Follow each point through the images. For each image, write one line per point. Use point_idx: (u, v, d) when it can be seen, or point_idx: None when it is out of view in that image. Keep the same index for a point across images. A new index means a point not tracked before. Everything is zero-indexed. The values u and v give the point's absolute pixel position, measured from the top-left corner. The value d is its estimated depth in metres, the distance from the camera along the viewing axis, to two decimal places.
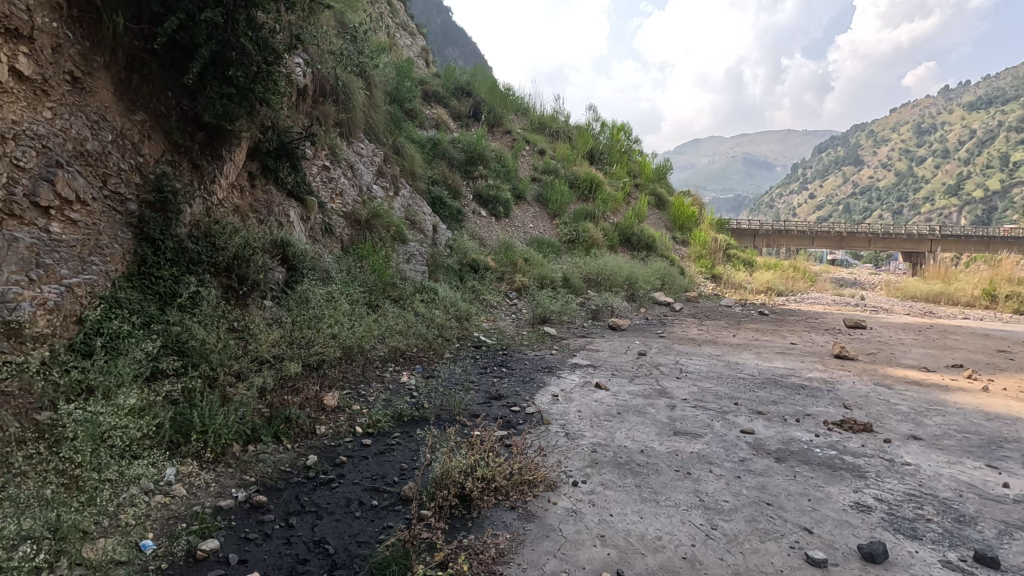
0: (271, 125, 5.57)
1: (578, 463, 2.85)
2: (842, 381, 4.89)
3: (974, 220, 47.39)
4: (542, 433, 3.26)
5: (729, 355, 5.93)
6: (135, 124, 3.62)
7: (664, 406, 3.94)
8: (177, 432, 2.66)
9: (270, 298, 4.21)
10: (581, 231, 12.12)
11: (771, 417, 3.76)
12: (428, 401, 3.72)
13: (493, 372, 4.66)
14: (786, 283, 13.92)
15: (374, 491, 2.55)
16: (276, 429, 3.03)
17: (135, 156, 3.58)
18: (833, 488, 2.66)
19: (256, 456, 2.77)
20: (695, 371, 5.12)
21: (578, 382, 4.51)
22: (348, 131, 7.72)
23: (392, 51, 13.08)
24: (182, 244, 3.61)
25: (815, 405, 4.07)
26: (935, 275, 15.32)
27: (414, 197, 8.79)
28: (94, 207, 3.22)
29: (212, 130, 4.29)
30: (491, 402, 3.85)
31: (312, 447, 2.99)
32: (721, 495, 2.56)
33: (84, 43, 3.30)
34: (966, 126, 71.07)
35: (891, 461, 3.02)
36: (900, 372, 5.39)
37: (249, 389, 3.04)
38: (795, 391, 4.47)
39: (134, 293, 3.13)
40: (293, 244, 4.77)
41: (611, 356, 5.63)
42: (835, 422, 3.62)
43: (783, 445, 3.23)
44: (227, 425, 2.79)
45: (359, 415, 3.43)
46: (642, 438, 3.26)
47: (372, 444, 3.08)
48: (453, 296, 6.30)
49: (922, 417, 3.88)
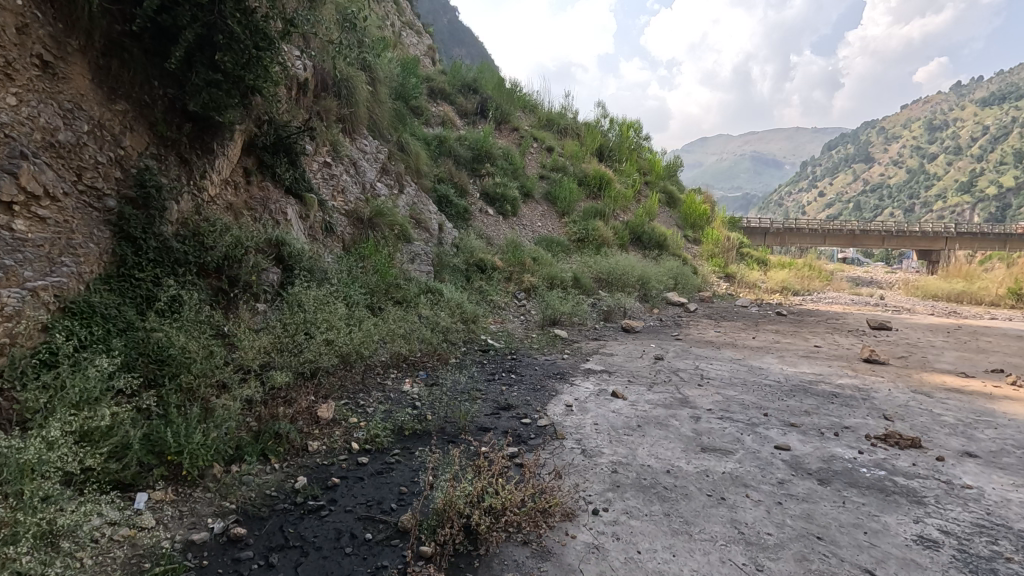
0: (267, 119, 5.30)
1: (598, 487, 2.55)
2: (877, 388, 4.55)
3: (988, 219, 46.53)
4: (555, 451, 2.96)
5: (751, 359, 5.61)
6: (115, 114, 3.36)
7: (688, 418, 3.61)
8: (149, 453, 2.37)
9: (264, 301, 3.95)
10: (590, 230, 11.77)
11: (806, 430, 3.43)
12: (432, 413, 3.43)
13: (501, 379, 4.36)
14: (802, 283, 13.48)
15: (368, 521, 2.26)
16: (264, 446, 2.75)
17: (114, 148, 3.31)
18: (889, 518, 2.34)
19: (239, 479, 2.48)
20: (716, 377, 4.80)
21: (593, 390, 4.20)
22: (350, 127, 7.45)
23: (398, 48, 12.81)
24: (166, 244, 3.36)
25: (852, 417, 3.73)
26: (955, 274, 14.83)
27: (419, 195, 8.49)
28: (66, 203, 2.96)
29: (201, 122, 4.02)
30: (500, 413, 3.56)
31: (303, 467, 2.71)
32: (762, 527, 2.24)
33: (56, 25, 3.07)
34: (980, 122, 69.90)
35: (950, 484, 2.68)
36: (937, 378, 5.04)
37: (234, 401, 2.77)
38: (829, 401, 4.12)
39: (109, 297, 2.88)
40: (289, 244, 4.49)
41: (626, 361, 5.30)
42: (879, 437, 3.28)
43: (824, 463, 2.91)
44: (206, 444, 2.49)
45: (356, 429, 3.15)
46: (666, 456, 2.94)
47: (369, 463, 2.80)
48: (459, 297, 6.01)
49: (973, 430, 3.54)
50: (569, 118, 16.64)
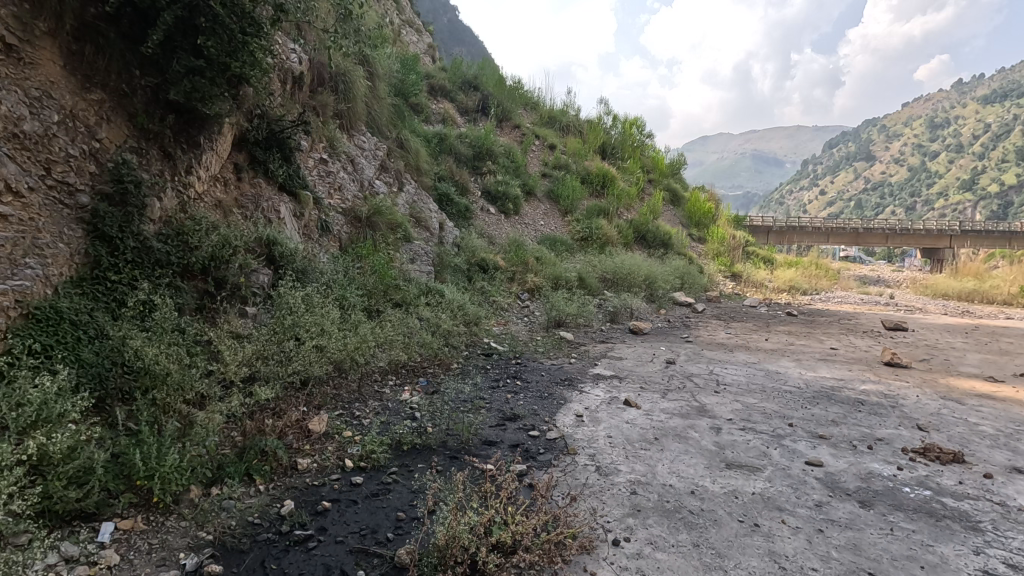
0: (259, 113, 5.06)
1: (617, 512, 2.30)
2: (904, 394, 4.30)
3: (991, 216, 46.20)
4: (567, 469, 2.70)
5: (767, 363, 5.36)
6: (90, 104, 3.12)
7: (708, 429, 3.35)
8: (116, 478, 2.11)
9: (253, 304, 3.70)
10: (594, 228, 11.49)
11: (837, 442, 3.18)
12: (433, 424, 3.18)
13: (506, 386, 4.10)
14: (810, 282, 13.16)
15: (361, 555, 2.02)
16: (248, 465, 2.50)
17: (89, 140, 3.07)
18: (946, 549, 2.10)
19: (219, 504, 2.24)
20: (733, 382, 4.55)
21: (604, 398, 3.95)
22: (348, 122, 7.19)
23: (396, 44, 12.54)
24: (146, 244, 3.13)
25: (884, 427, 3.48)
26: (965, 272, 14.49)
27: (419, 193, 8.22)
28: (32, 200, 2.72)
29: (187, 114, 3.77)
30: (505, 425, 3.31)
31: (291, 488, 2.46)
32: (805, 561, 2.00)
33: (23, 5, 2.82)
34: (982, 119, 69.52)
35: (1006, 506, 2.43)
36: (965, 383, 4.78)
37: (215, 415, 2.52)
38: (856, 409, 3.86)
39: (79, 303, 2.66)
40: (281, 243, 4.24)
41: (636, 365, 5.04)
42: (917, 450, 3.03)
43: (863, 482, 2.66)
44: (181, 466, 2.24)
45: (350, 443, 2.90)
46: (688, 475, 2.69)
47: (364, 484, 2.54)
48: (461, 298, 5.76)
49: (1015, 442, 3.29)
50: (571, 115, 16.38)
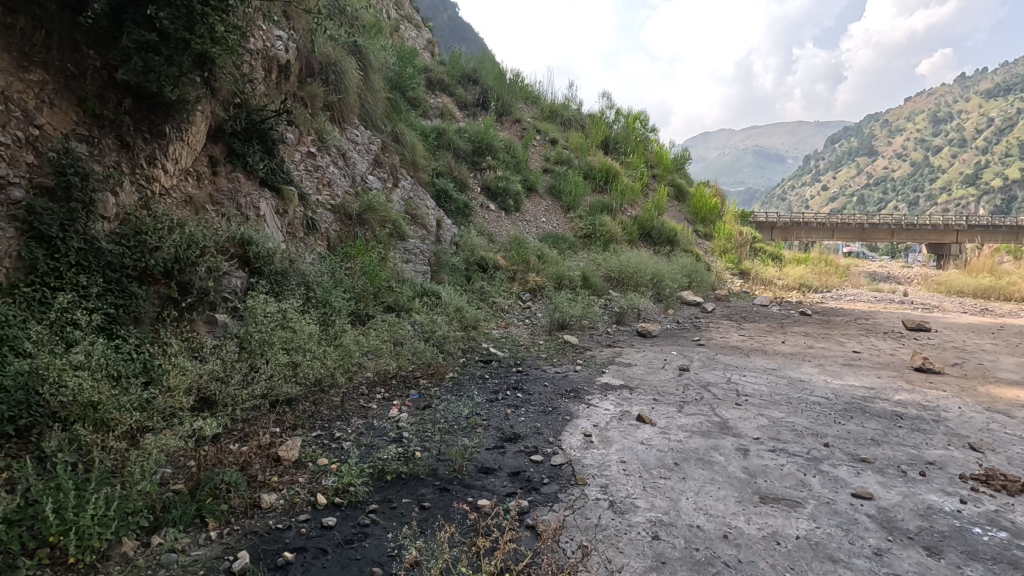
0: (237, 102, 4.67)
1: (638, 567, 1.91)
2: (945, 405, 3.89)
3: (996, 210, 45.64)
4: (576, 505, 2.31)
5: (788, 369, 4.96)
6: (29, 85, 2.75)
7: (734, 451, 2.95)
8: (24, 532, 1.73)
9: (223, 312, 3.31)
10: (598, 224, 11.08)
11: (883, 467, 2.78)
12: (422, 449, 2.79)
13: (506, 400, 3.70)
14: (819, 279, 12.71)
15: None
16: (201, 506, 2.12)
17: (25, 127, 2.69)
18: None
19: (155, 560, 1.85)
20: (756, 392, 4.15)
21: (615, 412, 3.55)
22: (339, 114, 6.79)
23: (394, 38, 12.17)
24: (94, 243, 2.75)
25: (933, 447, 3.07)
26: (981, 268, 13.80)
27: (415, 188, 7.84)
28: None
29: (150, 99, 3.38)
30: (505, 448, 2.91)
31: (250, 533, 2.07)
32: None
33: None
34: (988, 112, 68.76)
35: None
36: (1007, 391, 4.36)
37: (158, 449, 2.13)
38: (896, 425, 3.45)
39: (6, 312, 2.29)
40: (257, 242, 3.83)
41: (647, 372, 4.65)
42: (979, 478, 2.64)
43: (924, 519, 2.26)
44: (107, 516, 1.85)
45: (326, 473, 2.51)
46: (718, 512, 2.29)
47: (338, 526, 2.15)
48: (458, 300, 5.37)
49: None
50: (573, 109, 15.98)
